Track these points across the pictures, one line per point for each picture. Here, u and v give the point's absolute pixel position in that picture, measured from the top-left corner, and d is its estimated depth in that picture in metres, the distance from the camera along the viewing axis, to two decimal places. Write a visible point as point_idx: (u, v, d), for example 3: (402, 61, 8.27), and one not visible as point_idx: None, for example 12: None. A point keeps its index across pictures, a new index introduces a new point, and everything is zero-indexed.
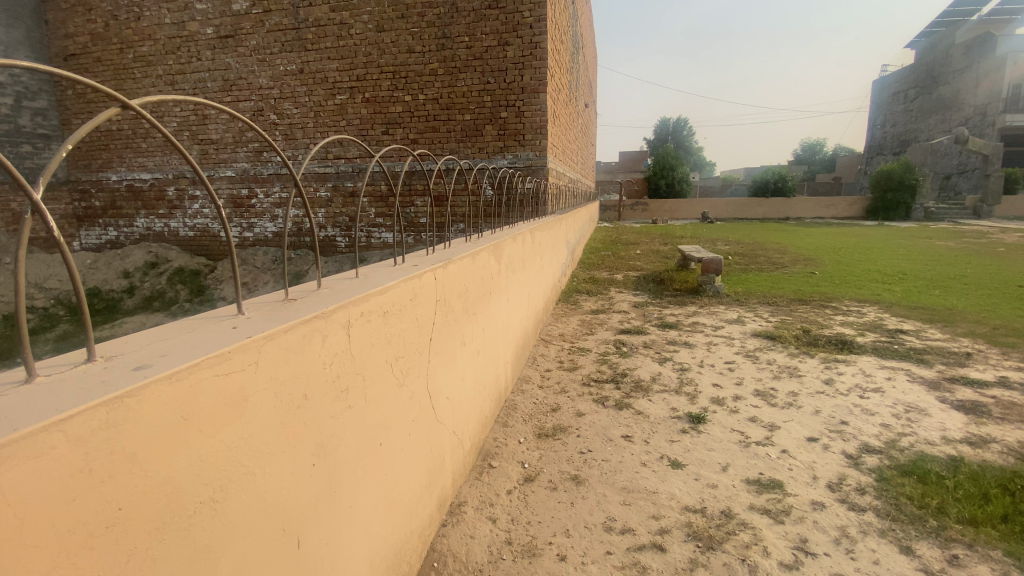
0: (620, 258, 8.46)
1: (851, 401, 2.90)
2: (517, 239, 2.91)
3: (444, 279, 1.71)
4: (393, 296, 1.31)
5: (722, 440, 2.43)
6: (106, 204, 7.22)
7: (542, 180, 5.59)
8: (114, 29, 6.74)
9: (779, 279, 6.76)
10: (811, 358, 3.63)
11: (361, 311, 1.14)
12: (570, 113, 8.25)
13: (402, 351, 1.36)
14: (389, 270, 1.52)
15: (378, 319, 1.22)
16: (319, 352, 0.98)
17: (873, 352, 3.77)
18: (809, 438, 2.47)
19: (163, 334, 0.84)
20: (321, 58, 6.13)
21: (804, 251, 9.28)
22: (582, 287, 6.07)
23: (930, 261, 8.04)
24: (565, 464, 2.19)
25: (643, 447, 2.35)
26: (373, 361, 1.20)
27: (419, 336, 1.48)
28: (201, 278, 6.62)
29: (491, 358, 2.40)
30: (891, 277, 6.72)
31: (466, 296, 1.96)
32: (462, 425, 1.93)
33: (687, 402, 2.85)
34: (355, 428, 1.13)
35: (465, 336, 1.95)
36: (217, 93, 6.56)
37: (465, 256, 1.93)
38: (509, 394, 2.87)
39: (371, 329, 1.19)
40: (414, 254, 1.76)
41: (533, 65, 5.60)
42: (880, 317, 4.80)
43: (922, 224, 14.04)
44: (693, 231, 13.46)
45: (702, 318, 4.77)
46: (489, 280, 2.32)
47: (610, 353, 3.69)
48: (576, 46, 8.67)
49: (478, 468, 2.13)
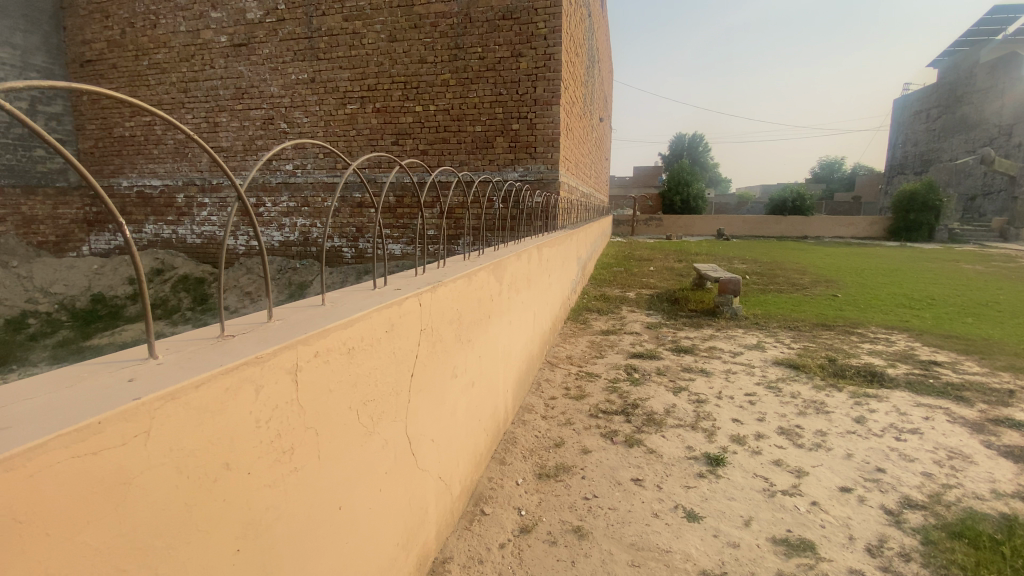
0: (633, 275, 8.22)
1: (886, 444, 2.62)
2: (520, 257, 2.69)
3: (432, 304, 1.50)
4: (364, 327, 1.11)
5: (744, 487, 2.18)
6: (116, 209, 7.21)
7: (553, 194, 5.41)
8: (130, 36, 6.76)
9: (799, 301, 6.46)
10: (839, 392, 3.34)
11: (317, 351, 0.94)
12: (584, 127, 8.11)
13: (373, 392, 1.16)
14: (366, 295, 1.32)
15: (341, 358, 1.02)
16: (249, 407, 0.78)
17: (906, 386, 3.48)
18: (842, 487, 2.21)
19: (37, 387, 0.65)
20: (333, 67, 6.06)
21: (824, 272, 8.94)
22: (593, 305, 5.85)
23: (959, 286, 7.65)
24: (567, 512, 1.96)
25: (655, 494, 2.11)
26: (331, 410, 0.99)
27: (397, 374, 1.28)
28: (206, 286, 6.51)
29: (488, 389, 2.18)
30: (918, 302, 6.39)
31: (459, 322, 1.75)
32: (451, 466, 1.72)
33: (705, 440, 2.60)
34: (305, 493, 0.93)
35: (456, 367, 1.74)
36: (228, 101, 6.52)
37: (458, 278, 1.72)
38: (508, 425, 2.64)
39: (331, 369, 0.99)
40: (400, 275, 1.57)
41: (546, 77, 5.43)
42: (911, 346, 4.48)
43: (947, 245, 13.60)
44: (709, 248, 13.16)
45: (719, 343, 4.50)
46: (487, 303, 2.11)
47: (620, 380, 3.45)
48: (591, 59, 8.53)
49: (469, 515, 1.91)
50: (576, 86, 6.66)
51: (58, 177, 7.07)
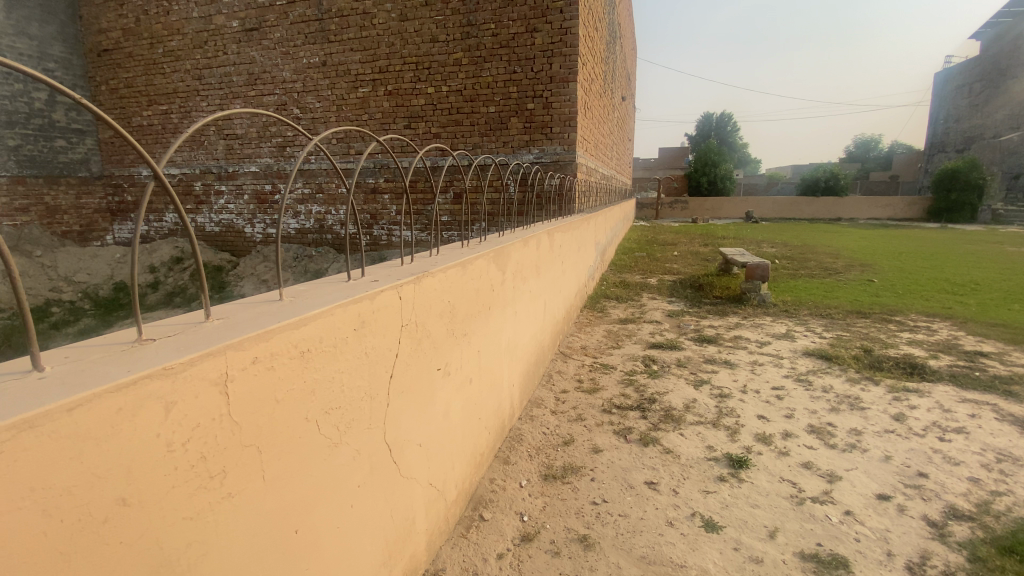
0: (656, 260, 7.94)
1: (928, 445, 2.38)
2: (527, 244, 2.52)
3: (416, 297, 1.34)
4: (324, 326, 0.96)
5: (769, 494, 1.99)
6: (138, 198, 7.26)
7: (569, 176, 5.17)
8: (145, 24, 6.74)
9: (833, 287, 6.11)
10: (876, 386, 3.10)
11: (257, 357, 0.80)
12: (605, 107, 7.79)
13: (337, 399, 1.01)
14: (336, 288, 1.17)
15: (291, 362, 0.88)
16: (156, 428, 0.65)
17: (950, 379, 3.19)
18: (879, 495, 1.99)
19: None
20: (344, 50, 5.91)
21: (859, 256, 8.49)
22: (612, 292, 5.64)
23: (1008, 270, 7.14)
24: (573, 519, 1.81)
25: (670, 500, 1.94)
26: (279, 424, 0.86)
27: (372, 377, 1.13)
28: (223, 275, 6.52)
29: (489, 386, 2.03)
30: (961, 287, 5.98)
31: (452, 316, 1.60)
32: (445, 470, 1.59)
33: (727, 439, 2.42)
34: (246, 522, 0.80)
35: (449, 364, 1.59)
36: (242, 87, 6.45)
37: (451, 267, 1.57)
38: (515, 422, 2.50)
39: (276, 377, 0.84)
40: (382, 265, 1.42)
41: (562, 52, 5.17)
42: (954, 335, 4.16)
43: (992, 226, 12.82)
44: (736, 232, 12.73)
45: (745, 332, 4.26)
46: (487, 293, 1.95)
47: (637, 372, 3.26)
48: (611, 36, 8.19)
49: (466, 521, 1.78)
50: (594, 63, 6.38)
51: (80, 167, 7.14)
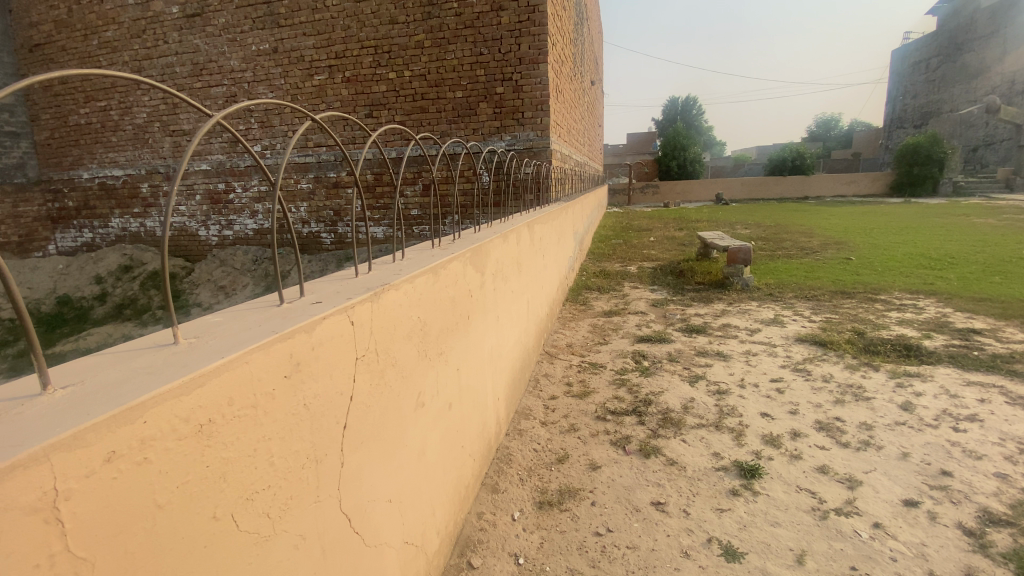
0: (633, 246, 7.77)
1: (945, 438, 2.21)
2: (506, 240, 2.24)
3: (375, 319, 1.06)
4: (234, 384, 0.69)
5: (789, 508, 1.79)
6: (79, 203, 6.65)
7: (544, 163, 4.90)
8: (77, 14, 6.14)
9: (812, 267, 6.03)
10: (876, 372, 2.96)
11: (112, 454, 0.54)
12: (575, 91, 7.54)
13: (265, 477, 0.74)
14: (264, 317, 0.89)
15: (179, 445, 0.61)
16: None
17: (950, 361, 3.07)
18: (906, 501, 1.82)
19: None
20: (296, 35, 5.46)
21: (832, 234, 8.50)
22: (593, 283, 5.42)
23: (977, 241, 7.21)
24: (576, 557, 1.57)
25: (681, 523, 1.72)
26: (164, 542, 0.59)
27: (319, 433, 0.86)
28: (177, 282, 6.02)
29: (471, 406, 1.76)
30: (938, 262, 5.97)
31: (424, 335, 1.32)
32: (424, 520, 1.32)
33: (733, 444, 2.21)
34: None
35: (423, 395, 1.31)
36: (186, 79, 5.92)
37: (419, 275, 1.29)
38: (502, 440, 2.24)
39: (153, 473, 0.58)
40: (331, 282, 1.14)
41: (531, 32, 4.86)
42: (942, 312, 4.08)
43: (953, 199, 13.12)
44: (710, 214, 12.69)
45: (733, 319, 4.10)
46: (465, 300, 1.68)
47: (629, 371, 3.04)
48: (580, 16, 7.90)
49: (453, 570, 1.52)
50: (564, 45, 6.09)
51: (15, 173, 6.53)
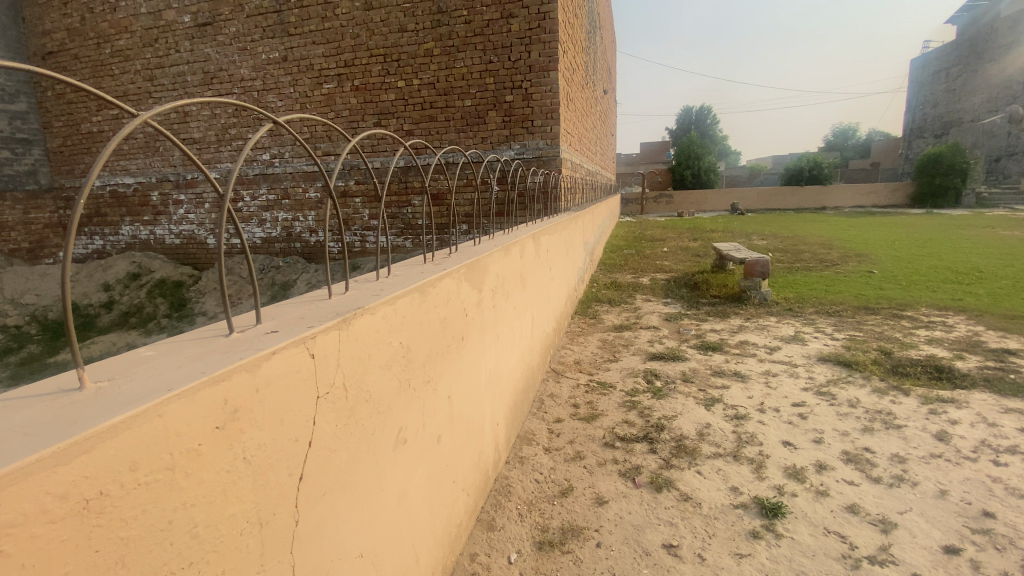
0: (646, 257, 7.58)
1: (986, 473, 2.01)
2: (507, 253, 2.10)
3: (343, 349, 0.92)
4: (143, 442, 0.56)
5: (816, 554, 1.61)
6: (90, 211, 6.66)
7: (554, 173, 4.78)
8: (91, 23, 6.19)
9: (833, 280, 5.80)
10: (906, 397, 2.75)
11: None
12: (586, 99, 7.41)
13: (187, 554, 0.61)
14: (203, 350, 0.76)
15: (55, 529, 0.48)
16: None
17: (985, 385, 2.85)
18: (946, 547, 1.63)
19: None
20: (306, 43, 5.43)
21: (852, 246, 8.24)
22: (604, 295, 5.25)
23: (1006, 255, 6.92)
24: None
25: (695, 570, 1.56)
26: None
27: (264, 489, 0.72)
28: (183, 290, 5.96)
29: (465, 436, 1.62)
30: (965, 276, 5.71)
31: (407, 363, 1.19)
32: (404, 570, 1.17)
33: (753, 477, 2.03)
34: None
35: (405, 431, 1.17)
36: (197, 87, 5.92)
37: (402, 297, 1.15)
38: (501, 469, 2.08)
39: (15, 568, 0.45)
40: (298, 306, 1.00)
41: (541, 39, 4.75)
42: (974, 331, 3.84)
43: (976, 211, 12.74)
44: (725, 224, 12.43)
45: (751, 336, 3.91)
46: (459, 320, 1.54)
47: (640, 393, 2.85)
48: (592, 25, 7.81)
49: None
50: (575, 53, 5.98)
51: (27, 179, 6.54)
